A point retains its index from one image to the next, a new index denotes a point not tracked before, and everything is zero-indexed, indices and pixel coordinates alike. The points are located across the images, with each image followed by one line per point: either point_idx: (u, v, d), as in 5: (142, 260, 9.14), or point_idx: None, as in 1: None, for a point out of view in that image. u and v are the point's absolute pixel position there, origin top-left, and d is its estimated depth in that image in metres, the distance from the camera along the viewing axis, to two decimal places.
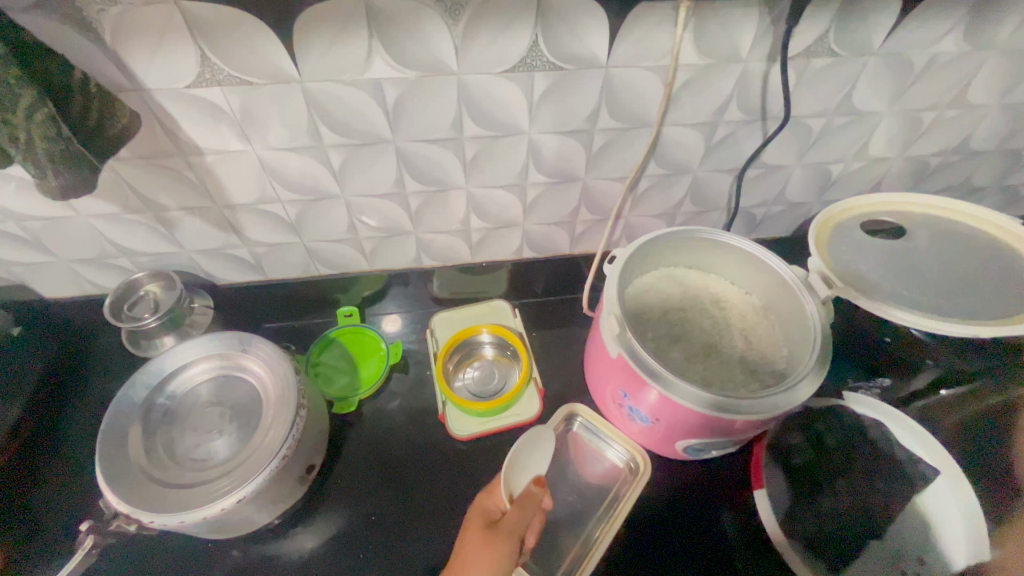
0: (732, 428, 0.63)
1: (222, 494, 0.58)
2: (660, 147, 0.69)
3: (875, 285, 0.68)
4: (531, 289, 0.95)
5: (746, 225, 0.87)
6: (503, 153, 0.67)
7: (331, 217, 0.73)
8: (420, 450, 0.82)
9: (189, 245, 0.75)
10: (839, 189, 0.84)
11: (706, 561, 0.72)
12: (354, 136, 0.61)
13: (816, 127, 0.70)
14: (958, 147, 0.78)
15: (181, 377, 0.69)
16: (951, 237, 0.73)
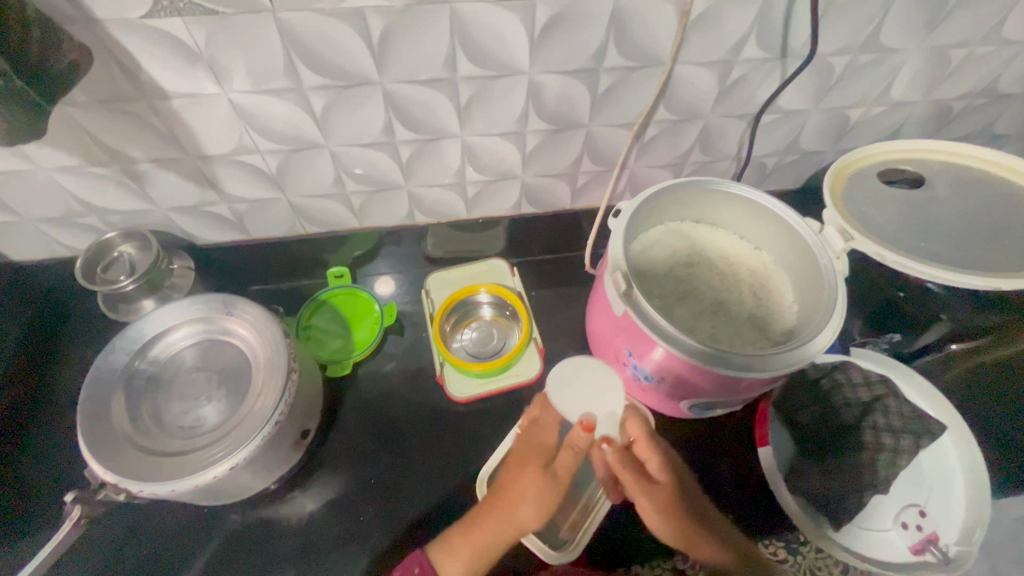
0: (740, 386, 0.61)
1: (214, 462, 0.56)
2: (671, 89, 0.64)
3: (893, 237, 0.64)
4: (530, 246, 0.91)
5: (755, 176, 0.83)
6: (501, 96, 0.61)
7: (316, 169, 0.68)
8: (419, 411, 0.80)
9: (163, 202, 0.69)
10: (856, 136, 0.79)
11: None
12: (337, 77, 0.56)
13: (838, 66, 0.65)
14: (985, 90, 0.73)
15: (162, 342, 0.65)
16: (973, 186, 0.69)
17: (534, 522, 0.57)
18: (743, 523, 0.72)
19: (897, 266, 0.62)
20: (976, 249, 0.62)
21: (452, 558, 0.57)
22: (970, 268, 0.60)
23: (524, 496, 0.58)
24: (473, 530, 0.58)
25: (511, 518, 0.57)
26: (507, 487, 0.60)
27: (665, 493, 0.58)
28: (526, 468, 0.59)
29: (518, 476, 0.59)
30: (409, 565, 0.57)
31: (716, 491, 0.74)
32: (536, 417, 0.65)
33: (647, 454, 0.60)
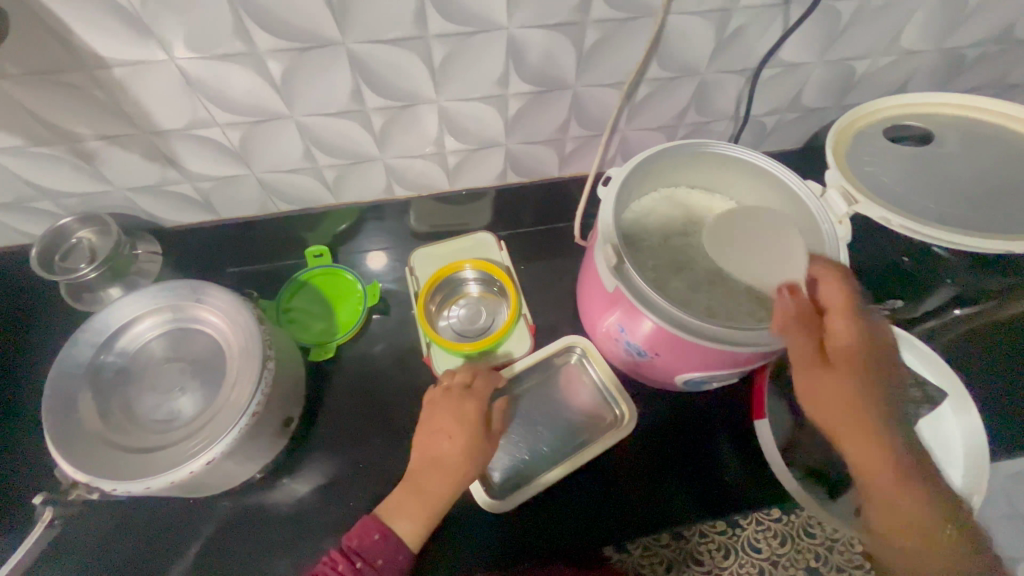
0: (737, 359, 0.59)
1: (192, 456, 0.54)
2: (663, 43, 0.59)
3: (898, 199, 0.61)
4: (519, 218, 0.87)
5: (754, 136, 0.78)
6: (479, 54, 0.56)
7: (283, 142, 0.63)
8: (408, 392, 0.78)
9: (121, 182, 0.64)
10: (862, 91, 0.74)
11: (706, 493, 0.72)
12: (296, 38, 0.50)
13: (845, 12, 0.60)
14: (1002, 36, 0.68)
15: (128, 333, 0.61)
16: (986, 142, 0.65)
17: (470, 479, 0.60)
18: (744, 492, 0.72)
19: (904, 230, 0.59)
20: (986, 210, 0.59)
21: (406, 518, 0.58)
22: (980, 230, 0.57)
23: (470, 462, 0.60)
24: (425, 497, 0.58)
25: (461, 477, 0.59)
26: (444, 453, 0.60)
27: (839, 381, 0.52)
28: (465, 432, 0.61)
29: (458, 444, 0.60)
30: (366, 530, 0.56)
31: (716, 467, 0.73)
32: (465, 383, 0.66)
33: (838, 324, 0.54)
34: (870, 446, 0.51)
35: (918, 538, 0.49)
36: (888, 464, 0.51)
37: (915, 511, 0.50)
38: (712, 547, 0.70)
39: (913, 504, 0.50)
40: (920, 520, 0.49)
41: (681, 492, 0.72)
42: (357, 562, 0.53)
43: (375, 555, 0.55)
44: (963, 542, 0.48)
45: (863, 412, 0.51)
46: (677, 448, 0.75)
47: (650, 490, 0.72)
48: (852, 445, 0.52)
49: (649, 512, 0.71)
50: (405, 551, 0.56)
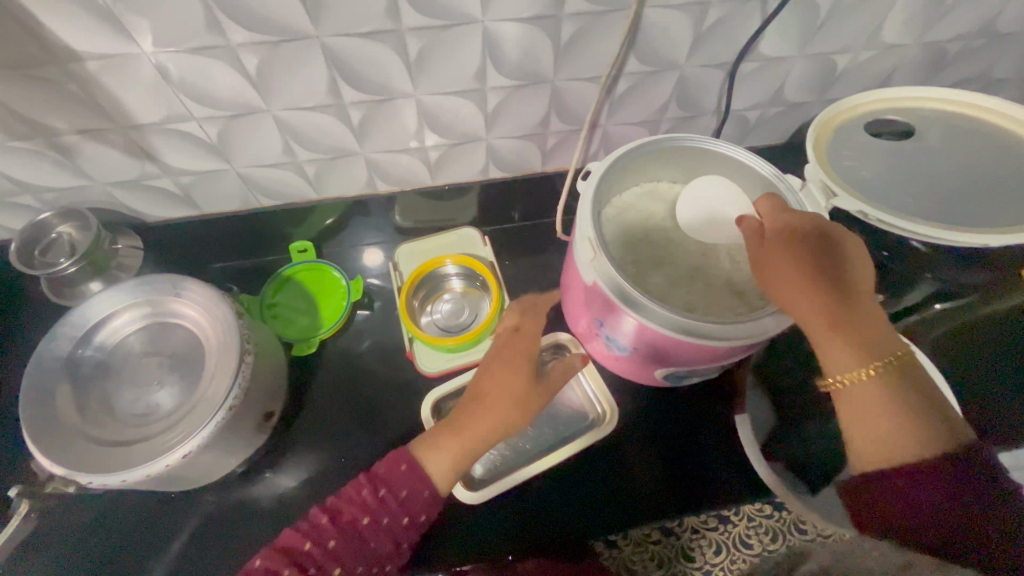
0: (716, 354, 0.59)
1: (168, 449, 0.54)
2: (641, 36, 0.59)
3: (878, 193, 0.61)
4: (503, 213, 0.87)
5: (737, 131, 0.78)
6: (454, 48, 0.56)
7: (261, 136, 0.62)
8: (391, 387, 0.78)
9: (100, 176, 0.64)
10: (845, 86, 0.74)
11: (690, 487, 0.72)
12: (269, 31, 0.50)
13: (823, 5, 0.60)
14: (984, 29, 0.68)
15: (107, 327, 0.61)
16: (966, 136, 0.65)
17: (515, 421, 0.57)
18: (729, 485, 0.72)
19: (882, 224, 0.58)
20: (964, 205, 0.59)
21: (440, 453, 0.54)
22: (957, 225, 0.57)
23: (516, 403, 0.58)
24: (467, 428, 0.55)
25: (505, 418, 0.57)
26: (493, 390, 0.58)
27: (799, 276, 0.44)
28: (514, 370, 0.60)
29: (511, 376, 0.59)
30: (395, 460, 0.53)
31: (701, 462, 0.73)
32: (515, 324, 0.67)
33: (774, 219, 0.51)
34: (839, 344, 0.42)
35: (891, 447, 0.39)
36: (859, 356, 0.41)
37: (898, 415, 0.39)
38: (703, 543, 0.69)
39: (889, 404, 0.40)
40: (897, 424, 0.39)
41: (664, 487, 0.72)
42: (381, 490, 0.50)
43: (401, 485, 0.51)
44: (949, 446, 0.37)
45: (828, 302, 0.43)
46: (661, 444, 0.75)
47: (633, 483, 0.72)
48: (824, 346, 0.43)
49: (634, 507, 0.71)
50: (430, 487, 0.52)
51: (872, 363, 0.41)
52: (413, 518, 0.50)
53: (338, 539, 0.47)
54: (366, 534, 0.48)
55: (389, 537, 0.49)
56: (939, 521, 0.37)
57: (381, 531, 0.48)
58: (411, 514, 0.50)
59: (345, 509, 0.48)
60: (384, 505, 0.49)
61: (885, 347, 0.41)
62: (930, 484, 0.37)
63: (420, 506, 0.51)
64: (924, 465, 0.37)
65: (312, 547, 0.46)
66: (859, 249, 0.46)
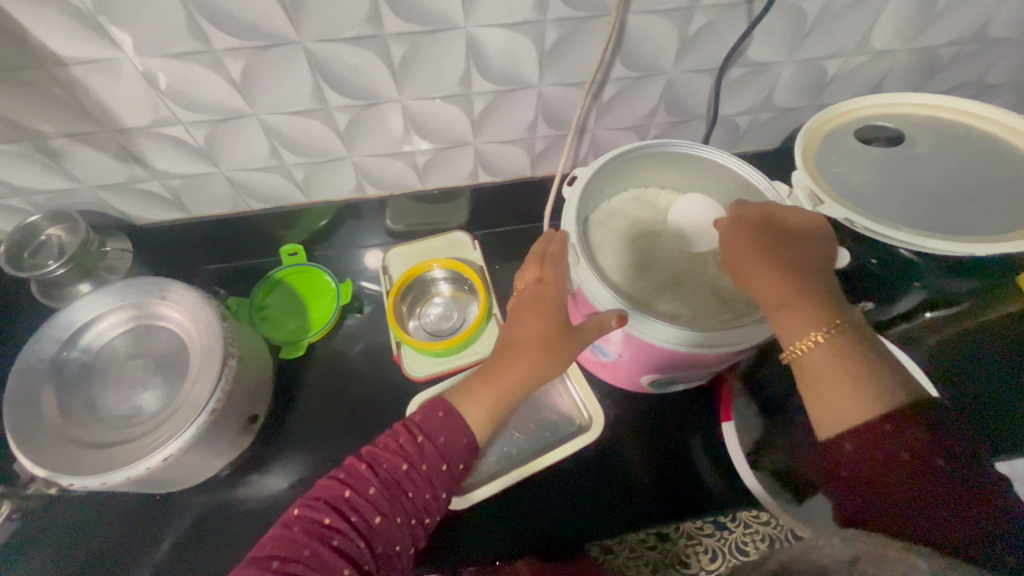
0: (699, 360, 0.59)
1: (149, 452, 0.54)
2: (626, 41, 0.58)
3: (864, 200, 0.59)
4: (494, 218, 0.87)
5: (727, 136, 0.78)
6: (438, 53, 0.56)
7: (248, 140, 0.63)
8: (379, 391, 0.78)
9: (89, 179, 0.65)
10: (836, 91, 0.73)
11: (680, 492, 0.72)
12: (252, 36, 0.50)
13: (810, 11, 0.59)
14: (976, 35, 0.67)
15: (93, 330, 0.62)
16: (959, 142, 0.63)
17: (552, 371, 0.54)
18: (720, 491, 0.71)
19: (870, 232, 0.57)
20: (956, 211, 0.57)
21: (475, 402, 0.52)
22: (947, 232, 0.56)
23: (549, 346, 0.53)
24: (494, 381, 0.53)
25: (538, 364, 0.53)
26: (521, 335, 0.53)
27: (753, 255, 0.47)
28: (541, 318, 0.54)
29: (536, 326, 0.54)
30: (429, 410, 0.51)
31: (688, 469, 0.73)
32: (536, 275, 0.58)
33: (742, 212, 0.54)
34: (790, 315, 0.44)
35: (845, 407, 0.40)
36: (811, 325, 0.43)
37: (851, 375, 0.40)
38: (698, 550, 0.68)
39: (840, 365, 0.41)
40: (850, 387, 0.40)
41: (655, 492, 0.72)
42: (418, 436, 0.49)
43: (438, 432, 0.49)
44: (898, 400, 0.39)
45: (781, 277, 0.45)
46: (648, 451, 0.75)
47: (623, 488, 0.72)
48: (778, 317, 0.45)
49: (624, 511, 0.71)
50: (469, 435, 0.51)
51: (823, 328, 0.42)
52: (452, 465, 0.49)
53: (378, 487, 0.46)
54: (404, 481, 0.47)
55: (429, 484, 0.48)
56: (919, 492, 0.36)
57: (419, 477, 0.48)
58: (449, 460, 0.49)
59: (384, 456, 0.48)
60: (421, 452, 0.49)
61: (834, 314, 0.43)
62: (889, 442, 0.38)
63: (460, 452, 0.50)
64: (879, 421, 0.38)
65: (352, 495, 0.46)
66: (816, 233, 0.48)
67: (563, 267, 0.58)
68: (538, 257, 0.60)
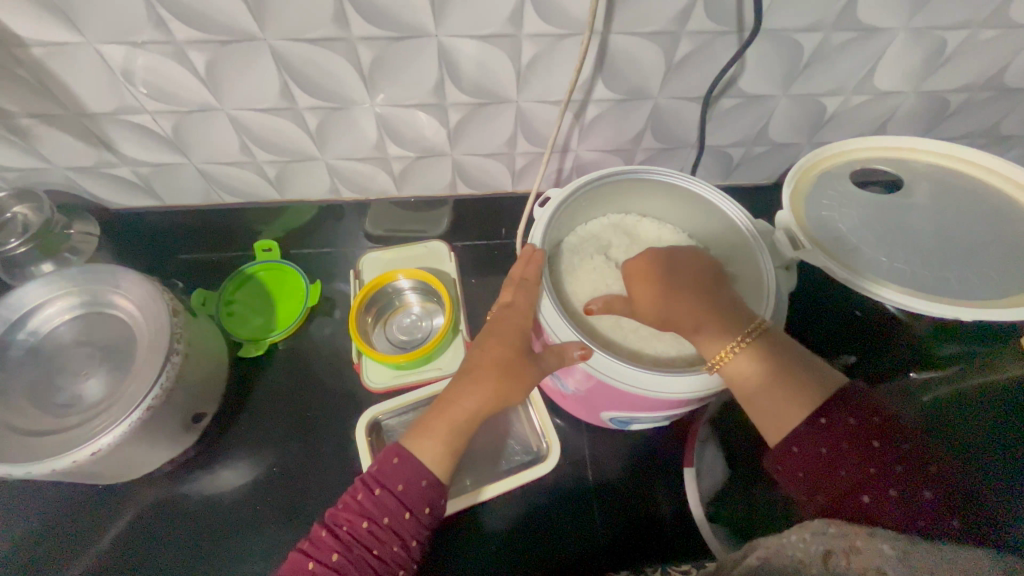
0: (653, 403, 0.55)
1: (76, 444, 0.53)
2: (607, 62, 0.56)
3: (851, 248, 0.56)
4: (474, 230, 0.85)
5: (719, 166, 0.75)
6: (410, 59, 0.54)
7: (217, 133, 0.62)
8: (336, 398, 0.77)
9: (59, 161, 0.64)
10: (836, 129, 0.70)
11: (637, 535, 0.68)
12: (213, 30, 0.49)
13: (807, 45, 0.56)
14: (990, 82, 0.63)
15: (43, 314, 0.61)
16: (960, 194, 0.59)
17: (514, 397, 0.51)
18: (679, 537, 0.68)
19: (858, 286, 0.53)
20: (952, 271, 0.53)
21: (430, 439, 0.49)
22: (943, 295, 0.51)
23: (511, 374, 0.50)
24: (445, 407, 0.50)
25: (498, 393, 0.50)
26: (481, 360, 0.51)
27: (660, 291, 0.49)
28: (505, 343, 0.52)
29: (498, 351, 0.51)
30: (384, 456, 0.49)
31: (649, 511, 0.70)
32: (507, 300, 0.55)
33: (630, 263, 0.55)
34: (708, 331, 0.46)
35: (782, 412, 0.41)
36: (727, 339, 0.45)
37: (777, 379, 0.42)
38: None
39: (766, 372, 0.43)
40: (783, 394, 0.42)
41: (611, 532, 0.69)
42: (376, 489, 0.47)
43: (395, 480, 0.47)
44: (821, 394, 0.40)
45: (691, 301, 0.48)
46: (607, 488, 0.72)
47: (577, 525, 0.69)
48: (698, 338, 0.47)
49: (577, 549, 0.68)
50: (429, 477, 0.48)
51: (735, 340, 0.45)
52: (417, 512, 0.47)
53: (341, 552, 0.44)
54: (368, 540, 0.45)
55: (395, 537, 0.46)
56: (876, 480, 0.35)
57: (383, 533, 0.45)
58: (413, 507, 0.47)
59: (343, 518, 0.46)
60: (382, 505, 0.46)
61: (744, 323, 0.46)
62: (827, 438, 0.38)
63: (424, 497, 0.48)
64: (812, 418, 0.39)
65: (315, 566, 0.44)
66: (709, 257, 0.52)
67: (534, 294, 0.55)
68: (514, 281, 0.56)
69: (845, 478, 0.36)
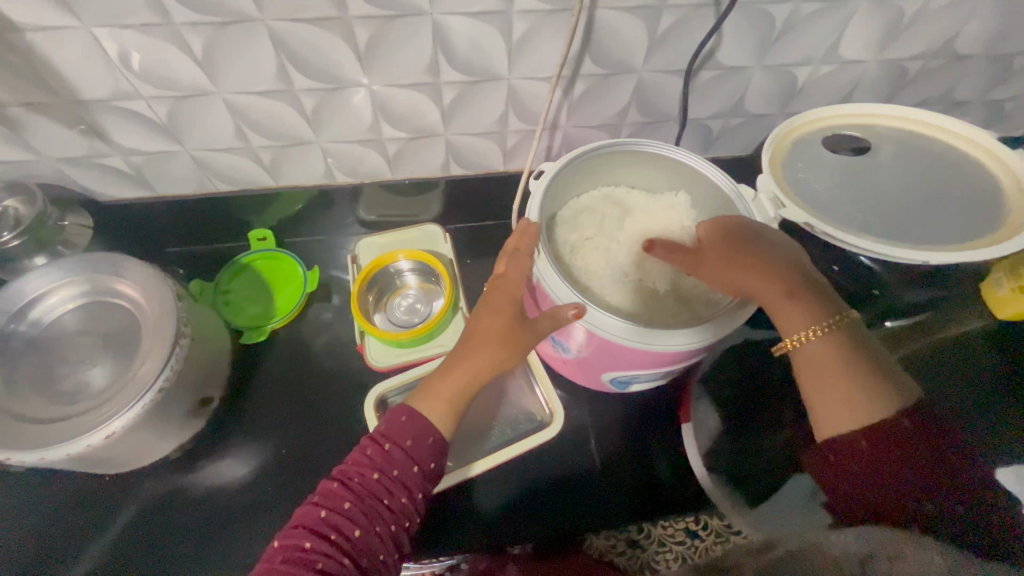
0: (654, 361, 0.58)
1: (89, 429, 0.53)
2: (593, 38, 0.59)
3: (826, 206, 0.60)
4: (466, 212, 0.87)
5: (700, 139, 0.79)
6: (404, 38, 0.56)
7: (212, 119, 0.62)
8: (340, 380, 0.78)
9: (49, 152, 0.63)
10: (806, 100, 0.74)
11: (642, 495, 0.72)
12: (211, 12, 0.50)
13: (777, 17, 0.60)
14: (942, 50, 0.68)
15: (43, 304, 0.61)
16: (920, 154, 0.64)
17: (510, 362, 0.53)
18: (680, 493, 0.72)
19: (832, 238, 0.57)
20: (917, 223, 0.58)
21: (434, 402, 0.51)
22: (910, 242, 0.56)
23: (503, 341, 0.52)
24: (450, 372, 0.52)
25: (494, 358, 0.52)
26: (477, 328, 0.53)
27: (728, 260, 0.51)
28: (498, 311, 0.53)
29: (492, 320, 0.53)
30: (391, 415, 0.50)
31: (649, 469, 0.74)
32: (500, 270, 0.57)
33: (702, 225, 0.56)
34: (790, 307, 0.48)
35: (847, 402, 0.43)
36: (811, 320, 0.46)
37: (844, 366, 0.44)
38: (668, 555, 0.69)
39: (839, 359, 0.44)
40: (846, 383, 0.43)
41: (617, 494, 0.72)
42: (386, 444, 0.48)
43: (403, 436, 0.49)
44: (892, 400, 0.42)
45: (772, 274, 0.49)
46: (608, 450, 0.75)
47: (585, 491, 0.72)
48: (777, 313, 0.49)
49: (585, 512, 0.71)
50: (435, 435, 0.50)
51: (818, 324, 0.46)
52: (424, 465, 0.49)
53: (353, 501, 0.45)
54: (378, 490, 0.46)
55: (403, 489, 0.47)
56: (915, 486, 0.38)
57: (394, 484, 0.47)
58: (420, 461, 0.49)
59: (354, 471, 0.47)
60: (391, 459, 0.48)
61: (828, 311, 0.47)
62: (886, 440, 0.40)
63: (431, 451, 0.49)
64: (892, 418, 0.41)
65: (328, 513, 0.44)
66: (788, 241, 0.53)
67: (526, 264, 0.56)
68: (508, 252, 0.57)
69: (883, 477, 0.40)
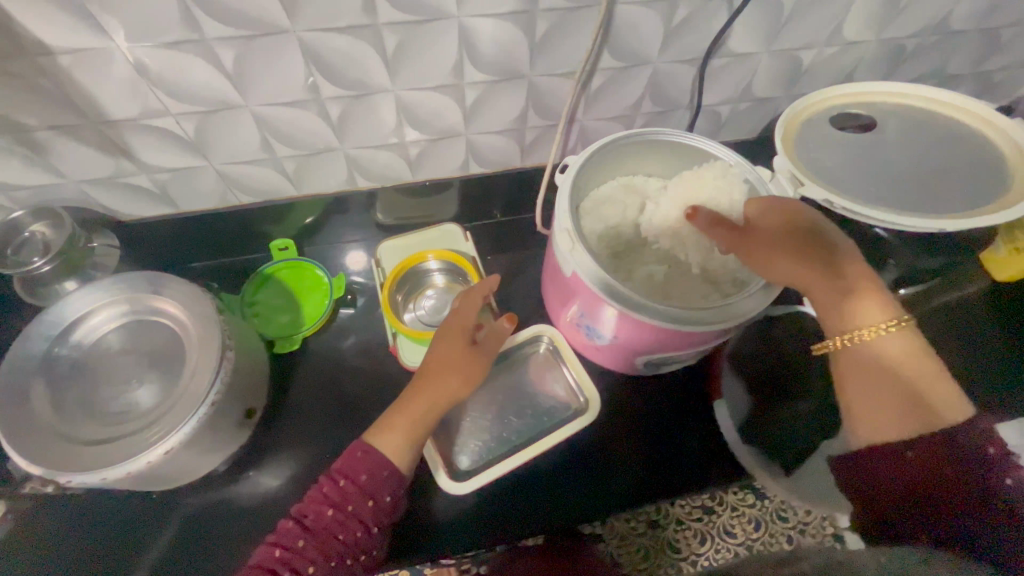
0: (693, 341, 0.60)
1: (146, 447, 0.54)
2: (612, 32, 0.60)
3: (841, 183, 0.63)
4: (484, 210, 0.88)
5: (710, 124, 0.81)
6: (431, 42, 0.57)
7: (239, 132, 0.62)
8: (375, 383, 0.79)
9: (75, 175, 0.63)
10: (810, 81, 0.77)
11: (680, 473, 0.73)
12: (244, 26, 0.51)
13: (786, 4, 0.62)
14: (938, 27, 0.71)
15: (84, 325, 0.61)
16: (925, 127, 0.67)
17: (461, 389, 0.58)
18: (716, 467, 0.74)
19: (850, 212, 0.60)
20: (928, 193, 0.61)
21: (392, 432, 0.55)
22: (921, 211, 0.59)
23: (454, 368, 0.58)
24: (410, 402, 0.56)
25: (449, 386, 0.57)
26: (433, 359, 0.58)
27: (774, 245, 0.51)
28: (447, 342, 0.59)
29: (444, 350, 0.59)
30: (349, 451, 0.53)
31: (685, 448, 0.75)
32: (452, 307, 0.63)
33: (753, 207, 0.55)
34: (842, 306, 0.49)
35: (889, 411, 0.44)
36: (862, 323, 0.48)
37: (891, 376, 0.45)
38: (688, 534, 0.70)
39: (886, 364, 0.46)
40: (889, 392, 0.45)
41: (654, 474, 0.73)
42: (342, 480, 0.50)
43: (358, 471, 0.51)
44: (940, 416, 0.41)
45: (821, 274, 0.50)
46: (644, 432, 0.76)
47: (623, 473, 0.73)
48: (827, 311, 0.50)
49: (625, 493, 0.72)
50: (390, 467, 0.52)
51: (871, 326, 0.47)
52: (378, 499, 0.51)
53: (306, 538, 0.47)
54: (333, 526, 0.48)
55: (358, 523, 0.49)
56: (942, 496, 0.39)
57: (348, 519, 0.48)
58: (374, 495, 0.51)
59: (310, 508, 0.49)
60: (347, 494, 0.50)
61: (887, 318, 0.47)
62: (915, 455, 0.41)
63: (385, 484, 0.51)
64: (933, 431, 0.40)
65: (282, 552, 0.46)
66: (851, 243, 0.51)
67: (476, 300, 0.63)
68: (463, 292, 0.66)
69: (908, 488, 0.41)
